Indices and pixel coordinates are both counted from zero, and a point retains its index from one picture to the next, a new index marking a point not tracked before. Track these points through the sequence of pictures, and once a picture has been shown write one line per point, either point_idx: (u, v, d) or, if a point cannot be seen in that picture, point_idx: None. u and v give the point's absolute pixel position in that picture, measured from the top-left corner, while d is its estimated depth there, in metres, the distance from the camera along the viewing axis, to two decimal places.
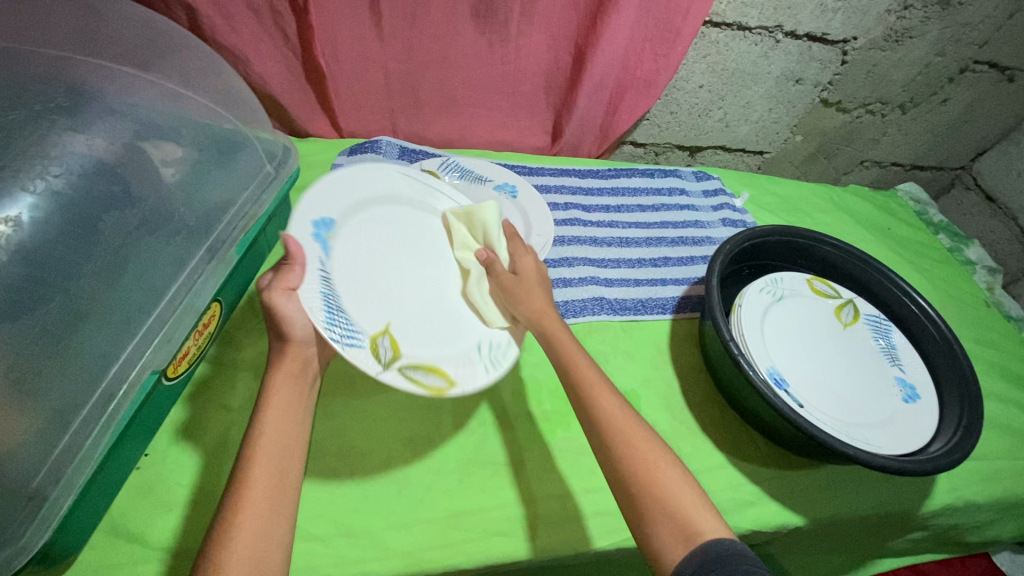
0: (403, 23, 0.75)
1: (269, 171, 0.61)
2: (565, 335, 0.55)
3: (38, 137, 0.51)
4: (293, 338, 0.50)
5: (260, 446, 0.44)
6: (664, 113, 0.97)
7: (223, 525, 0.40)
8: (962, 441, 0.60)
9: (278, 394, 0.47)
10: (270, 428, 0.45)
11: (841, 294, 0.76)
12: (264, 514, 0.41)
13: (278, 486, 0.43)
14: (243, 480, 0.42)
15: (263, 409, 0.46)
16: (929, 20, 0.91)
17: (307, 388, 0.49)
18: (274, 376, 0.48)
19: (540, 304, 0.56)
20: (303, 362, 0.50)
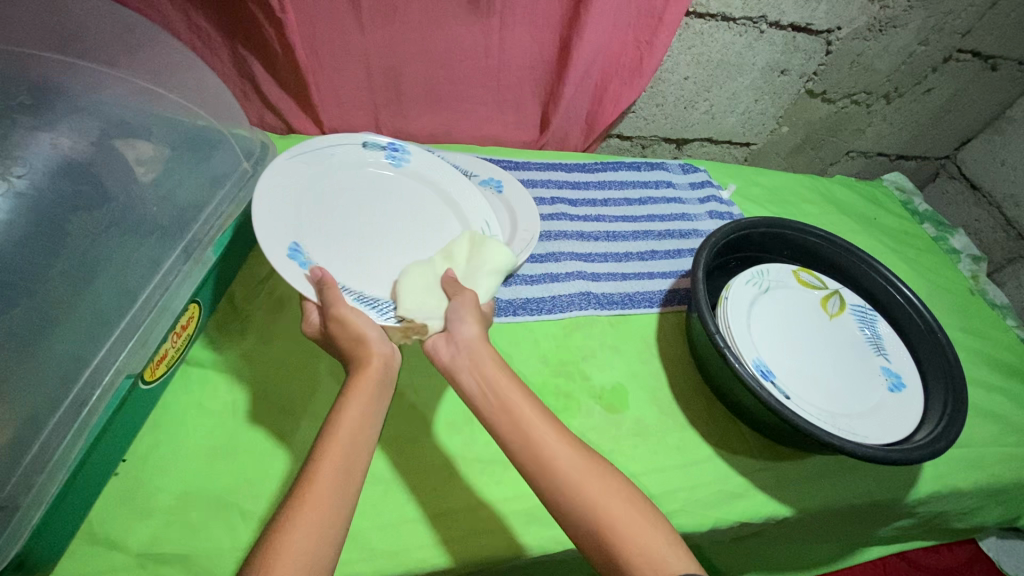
0: (382, 16, 0.74)
1: (246, 168, 0.60)
2: (502, 371, 0.51)
3: (2, 137, 0.50)
4: (373, 344, 0.50)
5: (334, 439, 0.44)
6: (650, 105, 0.97)
7: (279, 520, 0.39)
8: (947, 429, 0.60)
9: (359, 393, 0.47)
10: (344, 427, 0.45)
11: (827, 285, 0.76)
12: (327, 510, 0.40)
13: (342, 483, 0.42)
14: (309, 474, 0.42)
15: (343, 404, 0.46)
16: (912, 8, 0.91)
17: (384, 396, 0.49)
18: (356, 380, 0.48)
19: (468, 333, 0.53)
20: (382, 371, 0.49)
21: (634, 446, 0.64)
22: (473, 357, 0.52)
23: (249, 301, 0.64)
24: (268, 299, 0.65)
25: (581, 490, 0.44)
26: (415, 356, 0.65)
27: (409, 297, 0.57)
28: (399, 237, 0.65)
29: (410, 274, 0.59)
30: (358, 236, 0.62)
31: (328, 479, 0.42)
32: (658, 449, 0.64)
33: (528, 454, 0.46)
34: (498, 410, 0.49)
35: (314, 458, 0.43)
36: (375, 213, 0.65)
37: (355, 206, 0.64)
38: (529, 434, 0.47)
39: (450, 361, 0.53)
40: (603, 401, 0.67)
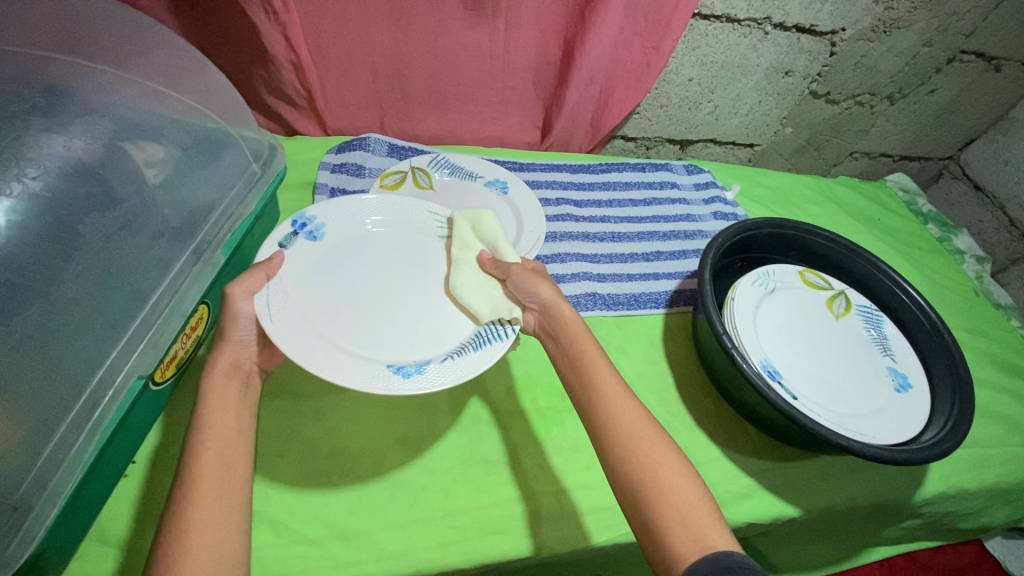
0: (389, 18, 0.74)
1: (255, 170, 0.62)
2: (583, 332, 0.54)
3: (15, 139, 0.49)
4: (229, 336, 0.49)
5: (205, 439, 0.43)
6: (654, 107, 0.97)
7: (172, 522, 0.39)
8: (954, 430, 0.60)
9: (212, 394, 0.46)
10: (210, 426, 0.44)
11: (833, 285, 0.76)
12: (221, 506, 0.40)
13: (226, 477, 0.42)
14: (190, 476, 0.41)
15: (204, 404, 0.45)
16: (916, 10, 0.91)
17: (246, 391, 0.48)
18: (210, 379, 0.47)
19: (546, 293, 0.56)
20: (236, 363, 0.49)
21: None
22: (555, 313, 0.55)
23: None
24: None
25: (639, 452, 0.45)
26: None
27: (479, 303, 0.56)
28: (405, 276, 0.60)
29: (457, 274, 0.58)
30: (366, 297, 0.57)
31: (214, 477, 0.41)
32: None
33: (607, 413, 0.48)
34: (575, 367, 0.52)
35: (189, 461, 0.42)
36: (371, 265, 0.59)
37: (349, 271, 0.58)
38: (606, 398, 0.49)
39: (538, 327, 0.57)
40: None
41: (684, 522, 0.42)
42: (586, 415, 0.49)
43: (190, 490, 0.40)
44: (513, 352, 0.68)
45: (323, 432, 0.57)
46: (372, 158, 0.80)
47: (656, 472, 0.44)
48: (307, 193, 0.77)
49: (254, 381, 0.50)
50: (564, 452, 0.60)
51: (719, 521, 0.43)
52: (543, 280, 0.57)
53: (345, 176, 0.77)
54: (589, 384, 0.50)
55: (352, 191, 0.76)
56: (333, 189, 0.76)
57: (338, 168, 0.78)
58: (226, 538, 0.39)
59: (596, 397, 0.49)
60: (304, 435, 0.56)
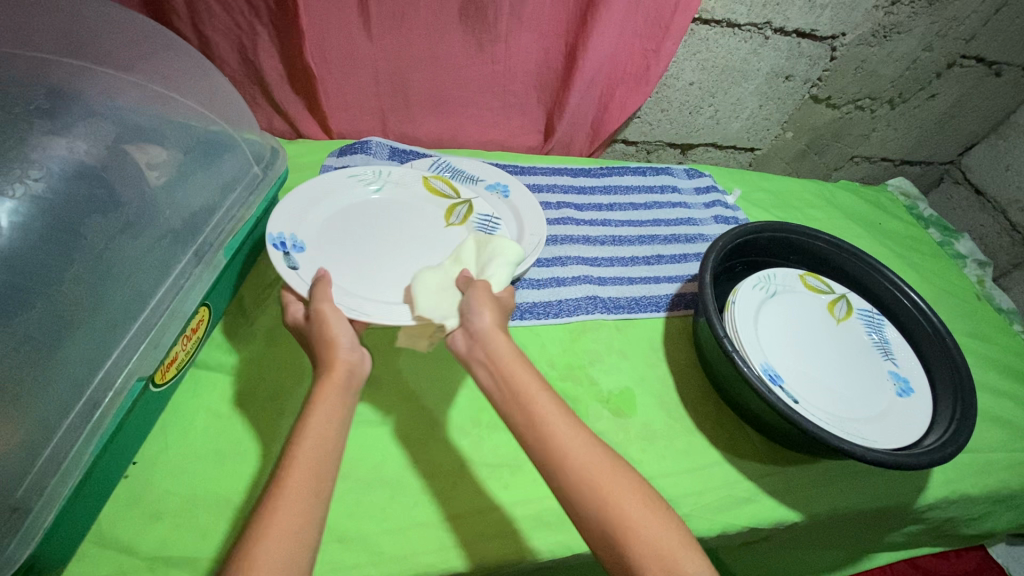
0: (391, 22, 0.74)
1: (256, 173, 0.63)
2: (518, 360, 0.51)
3: (18, 141, 0.49)
4: (343, 350, 0.50)
5: (301, 447, 0.43)
6: (655, 111, 0.97)
7: (259, 519, 0.38)
8: (956, 435, 0.60)
9: (324, 403, 0.46)
10: (311, 431, 0.44)
11: (834, 289, 0.76)
12: (302, 510, 0.39)
13: (314, 484, 0.41)
14: (281, 479, 0.41)
15: (311, 409, 0.46)
16: (916, 15, 0.92)
17: (351, 400, 0.48)
18: (324, 384, 0.48)
19: (484, 322, 0.54)
20: (348, 376, 0.49)
21: (642, 451, 0.63)
22: (489, 343, 0.52)
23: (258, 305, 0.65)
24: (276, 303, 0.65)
25: (599, 486, 0.44)
26: (421, 359, 0.66)
27: (426, 300, 0.57)
28: (404, 248, 0.66)
29: (426, 274, 0.60)
30: (372, 255, 0.64)
31: (303, 482, 0.40)
32: (666, 453, 0.64)
33: (546, 450, 0.45)
34: (514, 403, 0.49)
35: (285, 464, 0.42)
36: (379, 223, 0.68)
37: (357, 224, 0.67)
38: (542, 426, 0.47)
39: (467, 351, 0.54)
40: (610, 405, 0.67)
41: (658, 557, 0.40)
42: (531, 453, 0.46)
43: (279, 494, 0.40)
44: None
45: None
46: (374, 161, 0.81)
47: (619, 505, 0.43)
48: None
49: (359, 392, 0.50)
50: None
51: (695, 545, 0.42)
52: (496, 309, 0.56)
53: None
54: (534, 416, 0.47)
55: None
56: None
57: (339, 171, 0.78)
58: (300, 546, 0.38)
59: (541, 426, 0.47)
60: None
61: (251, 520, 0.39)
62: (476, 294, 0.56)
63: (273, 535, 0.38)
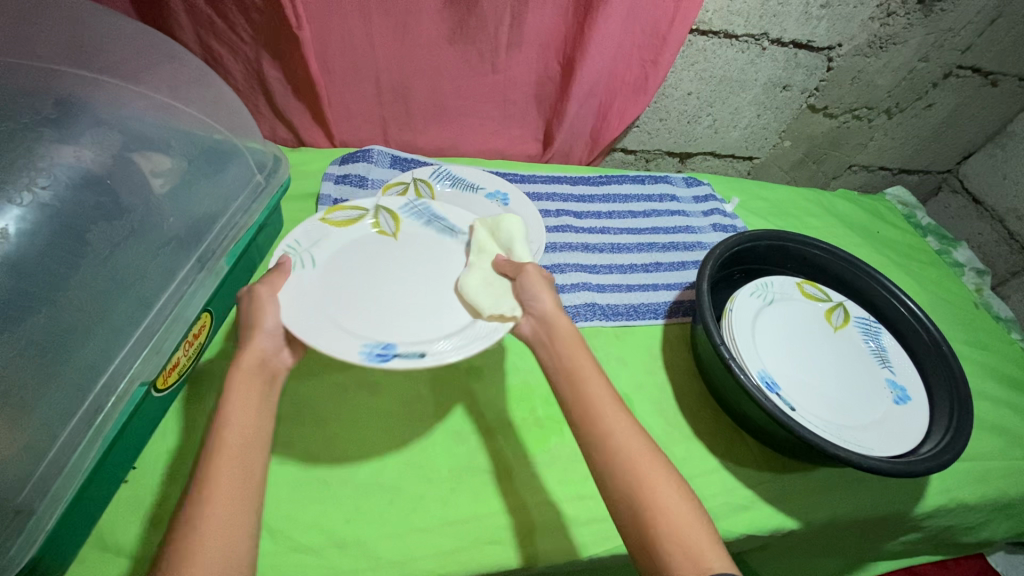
0: (392, 33, 0.76)
1: (259, 181, 0.64)
2: (579, 345, 0.53)
3: (26, 149, 0.49)
4: (263, 329, 0.50)
5: (223, 434, 0.43)
6: (654, 120, 0.98)
7: (186, 519, 0.38)
8: (952, 442, 0.60)
9: (235, 390, 0.46)
10: (232, 420, 0.44)
11: (831, 297, 0.77)
12: (233, 504, 0.40)
13: (242, 478, 0.41)
14: (205, 471, 0.41)
15: (229, 396, 0.45)
16: (912, 26, 0.93)
17: (269, 385, 0.48)
18: (236, 374, 0.47)
19: (546, 303, 0.55)
20: (262, 359, 0.49)
21: None
22: (552, 323, 0.54)
23: None
24: None
25: (640, 474, 0.45)
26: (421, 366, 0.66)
27: (485, 299, 0.56)
28: (432, 278, 0.60)
29: (468, 277, 0.58)
30: (394, 284, 0.59)
31: (231, 470, 0.41)
32: None
33: (606, 433, 0.47)
34: (570, 386, 0.51)
35: (205, 460, 0.41)
36: (377, 262, 0.61)
37: (354, 267, 0.59)
38: (603, 414, 0.48)
39: (532, 334, 0.55)
40: None
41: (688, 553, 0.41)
42: (582, 437, 0.48)
43: (208, 491, 0.40)
44: (512, 362, 0.68)
45: (322, 440, 0.57)
46: (375, 169, 0.82)
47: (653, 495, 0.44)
48: (311, 203, 0.78)
49: (280, 378, 0.50)
50: (563, 462, 0.60)
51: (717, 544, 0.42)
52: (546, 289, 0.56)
53: (348, 187, 0.78)
54: (586, 402, 0.49)
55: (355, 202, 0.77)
56: (336, 200, 0.77)
57: (341, 179, 0.79)
58: (233, 539, 0.38)
59: (591, 415, 0.48)
60: (305, 443, 0.57)
61: (175, 523, 0.39)
62: (526, 278, 0.57)
63: (208, 536, 0.38)
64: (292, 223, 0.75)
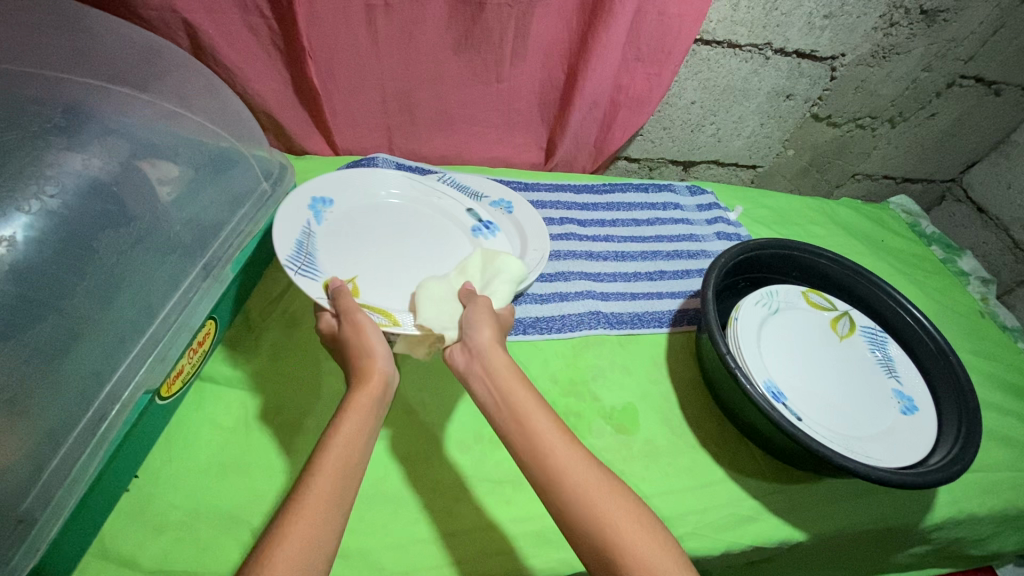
0: (398, 43, 0.76)
1: (265, 189, 0.64)
2: (513, 375, 0.52)
3: (35, 156, 0.49)
4: (374, 355, 0.51)
5: (328, 450, 0.44)
6: (657, 129, 0.99)
7: (274, 529, 0.39)
8: (961, 454, 0.60)
9: (355, 410, 0.47)
10: (342, 439, 0.45)
11: (836, 306, 0.76)
12: (324, 512, 0.40)
13: (337, 493, 0.42)
14: (303, 483, 0.42)
15: (342, 418, 0.46)
16: (915, 36, 0.93)
17: (382, 412, 0.49)
18: (358, 395, 0.48)
19: (483, 338, 0.54)
20: (385, 384, 0.50)
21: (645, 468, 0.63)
22: (489, 356, 0.53)
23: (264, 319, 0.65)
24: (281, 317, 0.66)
25: (595, 505, 0.44)
26: (425, 374, 0.66)
27: (427, 308, 0.57)
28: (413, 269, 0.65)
29: (430, 282, 0.59)
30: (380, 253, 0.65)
31: (328, 486, 0.42)
32: (670, 470, 0.64)
33: (540, 463, 0.47)
34: (507, 418, 0.50)
35: (309, 474, 0.42)
36: (376, 238, 0.66)
37: (356, 236, 0.65)
38: (541, 449, 0.48)
39: (465, 367, 0.54)
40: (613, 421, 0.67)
41: None
42: (526, 467, 0.48)
43: (303, 499, 0.41)
44: (516, 370, 0.68)
45: None
46: None
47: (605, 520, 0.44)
48: None
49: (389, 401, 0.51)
50: None
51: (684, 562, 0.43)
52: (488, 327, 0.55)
53: None
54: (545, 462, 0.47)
55: None
56: None
57: None
58: (309, 550, 0.38)
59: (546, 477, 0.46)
60: (308, 451, 0.56)
61: (269, 528, 0.40)
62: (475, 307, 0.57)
63: (291, 542, 0.38)
64: None
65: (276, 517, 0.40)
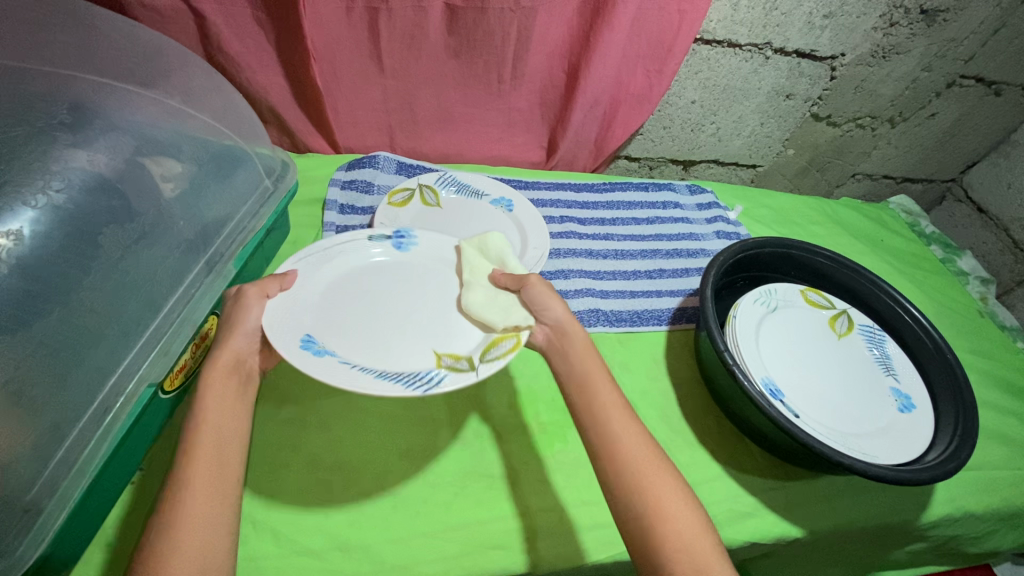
0: (399, 42, 0.77)
1: (267, 186, 0.65)
2: (590, 350, 0.55)
3: (42, 152, 0.50)
4: (233, 338, 0.50)
5: (199, 443, 0.44)
6: (658, 128, 0.99)
7: (161, 535, 0.39)
8: (958, 450, 0.60)
9: (210, 394, 0.46)
10: (207, 428, 0.45)
11: (835, 304, 0.77)
12: (209, 503, 0.41)
13: (218, 483, 0.42)
14: (178, 484, 0.41)
15: (202, 404, 0.46)
16: (914, 36, 0.94)
17: (245, 387, 0.49)
18: (212, 375, 0.47)
19: (557, 312, 0.56)
20: (237, 361, 0.49)
21: None
22: (564, 328, 0.56)
23: None
24: None
25: (642, 480, 0.46)
26: None
27: (492, 313, 0.55)
28: (431, 297, 0.59)
29: (468, 293, 0.57)
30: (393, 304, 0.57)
31: (206, 479, 0.42)
32: None
33: (619, 434, 0.49)
34: (578, 386, 0.52)
35: (182, 465, 0.42)
36: (377, 281, 0.59)
37: (358, 288, 0.58)
38: (615, 418, 0.50)
39: (546, 343, 0.56)
40: None
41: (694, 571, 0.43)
42: (593, 431, 0.50)
43: (182, 492, 0.41)
44: (516, 367, 0.68)
45: (327, 444, 0.58)
46: (381, 175, 0.83)
47: (658, 500, 0.46)
48: (318, 208, 0.79)
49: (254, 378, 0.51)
50: (567, 468, 0.60)
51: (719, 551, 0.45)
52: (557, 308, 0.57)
53: (354, 193, 0.79)
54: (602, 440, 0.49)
55: (361, 207, 0.78)
56: (342, 206, 0.78)
57: (347, 185, 0.80)
58: (212, 542, 0.40)
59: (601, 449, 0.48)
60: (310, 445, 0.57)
61: (151, 526, 0.40)
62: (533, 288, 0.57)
63: (184, 537, 0.39)
64: (298, 227, 0.76)
65: (155, 514, 0.41)
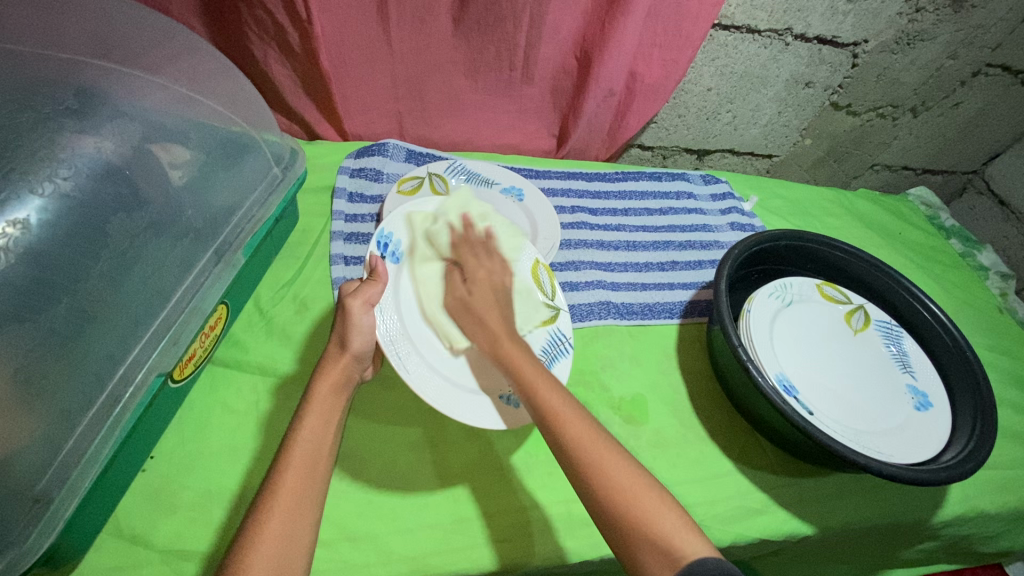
0: (409, 26, 0.75)
1: (275, 174, 0.64)
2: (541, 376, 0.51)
3: (48, 139, 0.49)
4: (351, 349, 0.52)
5: (296, 450, 0.46)
6: (672, 116, 0.97)
7: (249, 534, 0.41)
8: (975, 451, 0.59)
9: (318, 402, 0.49)
10: (307, 436, 0.47)
11: (851, 299, 0.75)
12: (295, 513, 0.43)
13: (305, 497, 0.44)
14: (273, 490, 0.44)
15: (304, 414, 0.48)
16: (941, 22, 0.90)
17: (346, 399, 0.51)
18: (319, 384, 0.50)
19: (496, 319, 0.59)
20: (347, 373, 0.52)
21: (653, 459, 0.63)
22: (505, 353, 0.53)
23: (274, 303, 0.65)
24: (292, 302, 0.66)
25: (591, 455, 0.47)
26: None
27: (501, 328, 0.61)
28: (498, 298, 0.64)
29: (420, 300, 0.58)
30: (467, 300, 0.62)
31: (296, 486, 0.44)
32: (677, 461, 0.64)
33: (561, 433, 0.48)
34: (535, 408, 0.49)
35: (278, 470, 0.45)
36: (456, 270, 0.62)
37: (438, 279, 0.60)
38: (564, 423, 0.48)
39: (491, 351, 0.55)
40: (622, 412, 0.67)
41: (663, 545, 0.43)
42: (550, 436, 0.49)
43: (271, 500, 0.43)
44: None
45: None
46: (390, 163, 0.81)
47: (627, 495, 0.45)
48: (327, 196, 0.78)
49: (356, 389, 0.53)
50: None
51: (701, 534, 0.44)
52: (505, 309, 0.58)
53: (363, 181, 0.78)
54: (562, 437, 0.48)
55: (369, 195, 0.77)
56: (350, 194, 0.77)
57: (356, 173, 0.79)
58: (289, 553, 0.41)
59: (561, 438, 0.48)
60: None
61: (246, 523, 0.42)
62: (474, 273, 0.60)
63: (266, 541, 0.41)
64: (307, 215, 0.75)
65: (252, 510, 0.43)
